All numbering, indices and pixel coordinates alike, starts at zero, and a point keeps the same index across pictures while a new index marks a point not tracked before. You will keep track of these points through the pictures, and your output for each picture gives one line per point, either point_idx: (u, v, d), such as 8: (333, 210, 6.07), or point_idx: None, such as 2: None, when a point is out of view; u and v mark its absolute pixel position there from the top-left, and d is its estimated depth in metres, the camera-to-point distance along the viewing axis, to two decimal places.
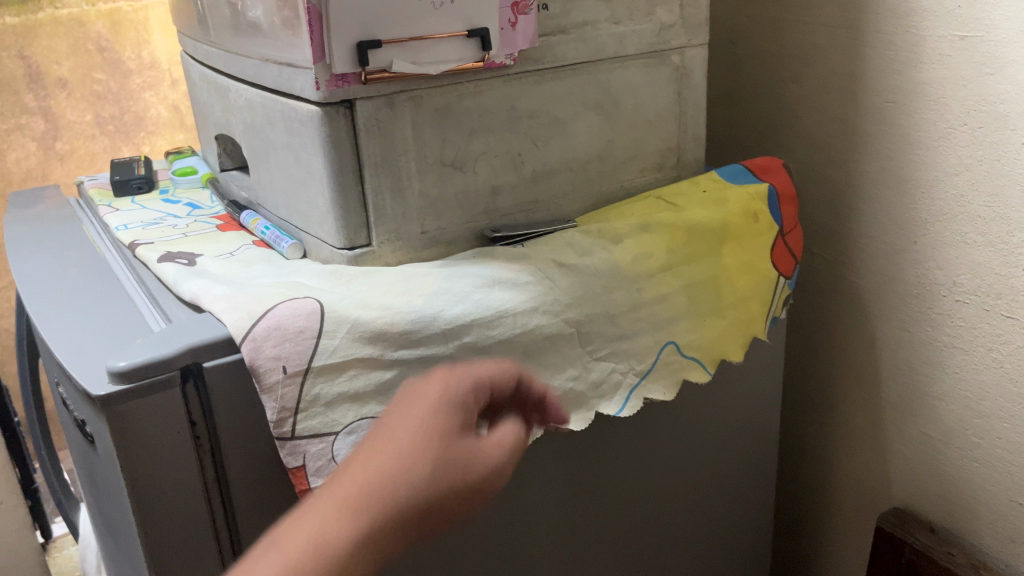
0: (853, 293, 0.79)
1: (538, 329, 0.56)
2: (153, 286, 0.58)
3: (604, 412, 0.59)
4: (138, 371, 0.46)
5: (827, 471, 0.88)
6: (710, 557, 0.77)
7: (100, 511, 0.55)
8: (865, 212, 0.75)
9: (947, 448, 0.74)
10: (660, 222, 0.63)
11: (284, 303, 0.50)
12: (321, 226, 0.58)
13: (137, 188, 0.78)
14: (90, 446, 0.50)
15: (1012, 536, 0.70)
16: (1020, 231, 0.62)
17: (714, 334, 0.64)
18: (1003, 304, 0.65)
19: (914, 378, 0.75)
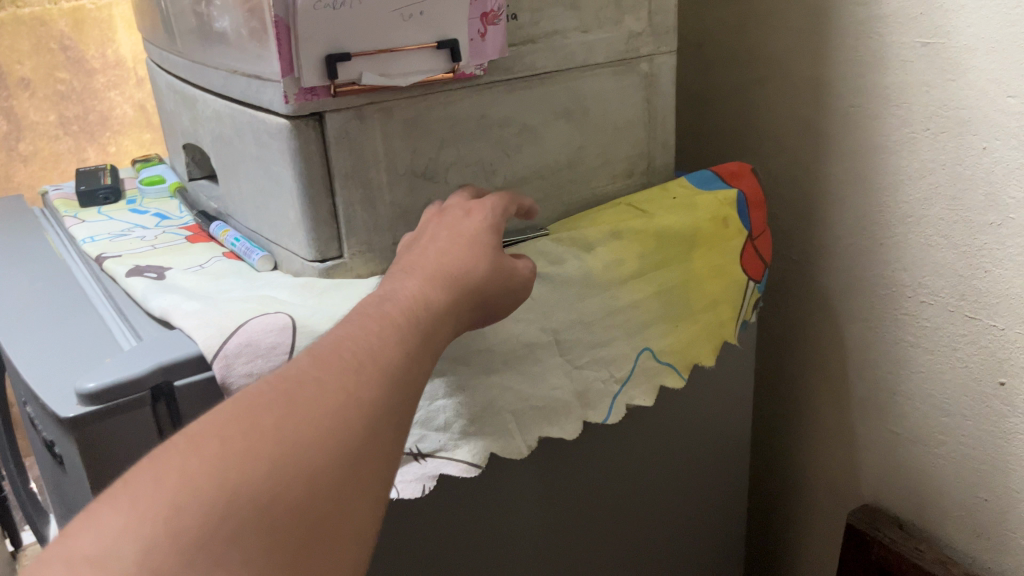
0: (822, 294, 0.80)
1: (514, 337, 0.56)
2: (121, 301, 0.58)
3: (592, 420, 0.60)
4: (107, 392, 0.45)
5: (798, 469, 0.89)
6: (685, 558, 0.78)
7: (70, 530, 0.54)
8: (832, 215, 0.76)
9: (914, 445, 0.75)
10: (633, 228, 0.63)
11: (256, 318, 0.50)
12: (292, 238, 0.58)
13: (103, 199, 0.77)
14: (60, 467, 0.49)
15: (977, 531, 0.72)
16: (982, 234, 0.64)
17: (685, 339, 0.66)
18: (967, 305, 0.67)
19: (881, 377, 0.76)
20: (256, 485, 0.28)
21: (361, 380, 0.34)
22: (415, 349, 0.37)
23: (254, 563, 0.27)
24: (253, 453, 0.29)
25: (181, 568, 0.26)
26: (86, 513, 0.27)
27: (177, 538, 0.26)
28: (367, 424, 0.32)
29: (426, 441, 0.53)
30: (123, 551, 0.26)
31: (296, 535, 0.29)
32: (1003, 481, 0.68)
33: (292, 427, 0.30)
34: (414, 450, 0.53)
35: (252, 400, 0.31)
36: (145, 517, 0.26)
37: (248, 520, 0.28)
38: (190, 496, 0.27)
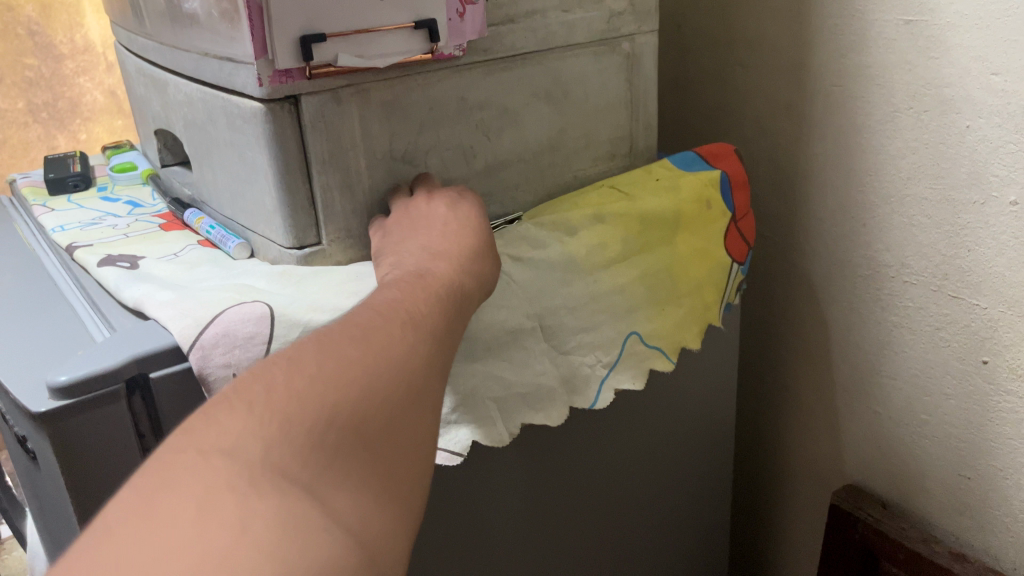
0: (804, 276, 0.80)
1: (496, 323, 0.56)
2: (93, 291, 0.56)
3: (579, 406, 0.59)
4: (79, 385, 0.44)
5: (781, 450, 0.90)
6: (671, 540, 0.78)
7: (45, 526, 0.53)
8: (814, 195, 0.76)
9: (897, 425, 0.75)
10: (614, 212, 0.62)
11: (233, 308, 0.49)
12: (268, 225, 0.56)
13: (73, 187, 0.75)
14: (32, 463, 0.48)
15: (960, 509, 0.72)
16: (966, 213, 0.63)
17: (672, 323, 0.65)
18: (950, 285, 0.67)
19: (864, 357, 0.76)
20: (352, 407, 0.32)
21: (418, 337, 0.38)
22: (452, 319, 0.43)
23: (351, 471, 0.31)
24: (344, 380, 0.33)
25: (300, 466, 0.29)
26: (205, 420, 0.30)
27: (293, 442, 0.30)
28: (425, 373, 0.37)
29: None
30: (248, 450, 0.29)
31: (380, 455, 0.33)
32: (986, 459, 0.68)
33: (372, 362, 0.35)
34: None
35: (331, 339, 0.35)
36: (266, 423, 0.30)
37: (347, 433, 0.32)
38: (300, 408, 0.31)
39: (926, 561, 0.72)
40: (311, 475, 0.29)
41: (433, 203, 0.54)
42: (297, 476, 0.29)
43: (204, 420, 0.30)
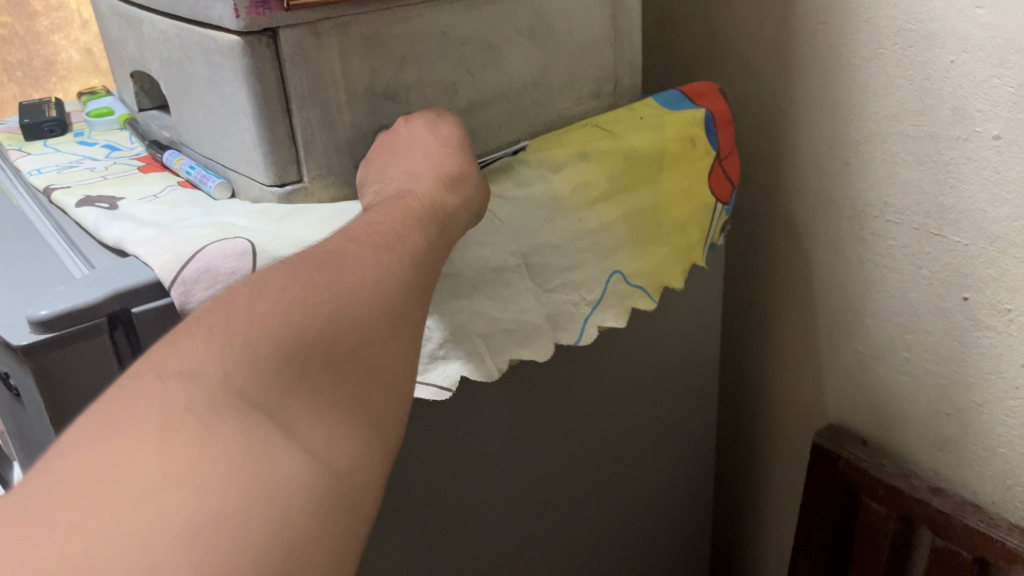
0: (788, 218, 0.80)
1: (480, 262, 0.55)
2: (72, 231, 0.55)
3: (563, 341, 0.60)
4: (60, 319, 0.43)
5: (765, 392, 0.91)
6: (655, 479, 0.79)
7: (32, 466, 0.53)
8: (799, 135, 0.76)
9: (879, 364, 0.76)
10: (599, 150, 0.62)
11: (215, 244, 0.48)
12: (249, 163, 0.56)
13: (49, 131, 0.74)
14: (16, 400, 0.48)
15: (940, 445, 0.73)
16: (949, 149, 0.63)
17: (655, 262, 0.65)
18: (933, 223, 0.67)
19: (847, 298, 0.77)
20: (318, 331, 0.33)
21: (393, 260, 0.39)
22: (434, 240, 0.43)
23: (318, 391, 0.32)
24: (312, 303, 0.34)
25: (263, 390, 0.30)
26: (172, 342, 0.31)
27: (255, 366, 0.30)
28: (401, 294, 0.38)
29: None
30: (209, 373, 0.29)
31: (350, 375, 0.33)
32: (965, 395, 0.69)
33: (343, 286, 0.35)
34: None
35: (301, 264, 0.36)
36: (230, 345, 0.30)
37: (315, 354, 0.32)
38: (265, 332, 0.31)
39: (906, 496, 0.73)
40: (272, 400, 0.30)
41: (414, 125, 0.54)
42: (259, 401, 0.30)
43: (172, 340, 0.31)
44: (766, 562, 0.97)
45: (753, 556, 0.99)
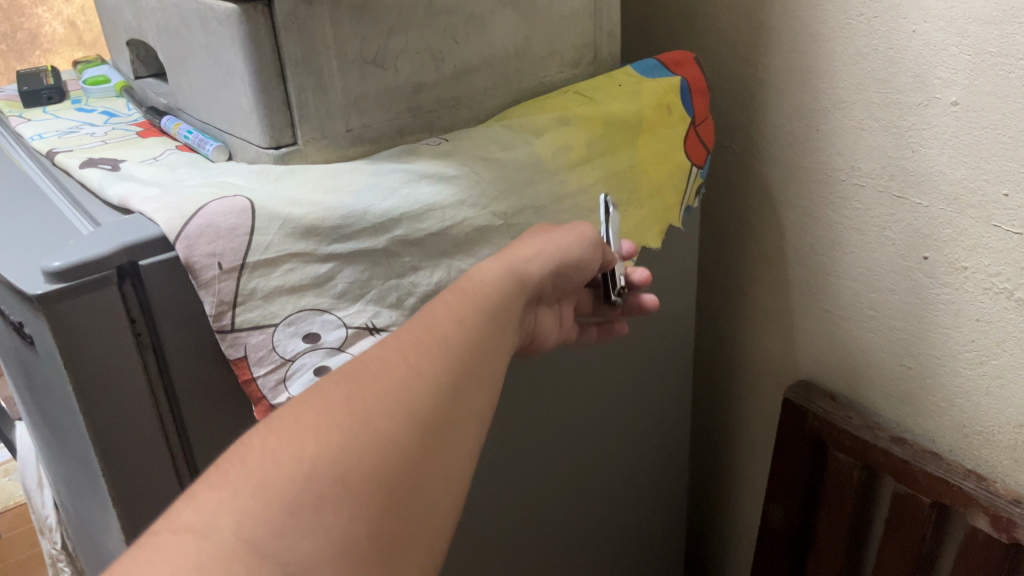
0: (762, 183, 0.84)
1: (465, 222, 0.59)
2: (75, 192, 0.58)
3: None
4: (73, 270, 0.46)
5: (740, 352, 0.95)
6: (626, 431, 0.85)
7: (44, 413, 0.56)
8: (772, 103, 0.79)
9: (846, 322, 0.80)
10: (578, 116, 0.66)
11: (216, 201, 0.51)
12: (245, 127, 0.58)
13: (48, 99, 0.76)
14: (30, 349, 0.51)
15: (903, 398, 0.77)
16: (911, 115, 0.67)
17: (632, 224, 0.68)
18: (896, 185, 0.70)
19: (817, 259, 0.81)
20: (333, 458, 0.33)
21: (423, 358, 0.39)
22: (479, 328, 0.43)
23: (338, 520, 0.32)
24: (334, 423, 0.34)
25: (270, 534, 0.30)
26: (202, 484, 0.32)
27: (264, 509, 0.31)
28: (431, 400, 0.37)
29: (381, 317, 0.55)
30: (219, 526, 0.30)
31: (382, 500, 0.33)
32: (927, 350, 0.73)
33: (362, 402, 0.36)
34: (369, 324, 0.54)
35: (327, 383, 0.37)
36: (240, 492, 0.32)
37: (330, 483, 0.32)
38: (278, 470, 0.32)
39: (869, 445, 0.77)
40: (281, 542, 0.30)
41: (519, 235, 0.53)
42: (268, 545, 0.30)
43: (201, 483, 0.33)
44: (740, 513, 1.02)
45: (727, 508, 1.04)
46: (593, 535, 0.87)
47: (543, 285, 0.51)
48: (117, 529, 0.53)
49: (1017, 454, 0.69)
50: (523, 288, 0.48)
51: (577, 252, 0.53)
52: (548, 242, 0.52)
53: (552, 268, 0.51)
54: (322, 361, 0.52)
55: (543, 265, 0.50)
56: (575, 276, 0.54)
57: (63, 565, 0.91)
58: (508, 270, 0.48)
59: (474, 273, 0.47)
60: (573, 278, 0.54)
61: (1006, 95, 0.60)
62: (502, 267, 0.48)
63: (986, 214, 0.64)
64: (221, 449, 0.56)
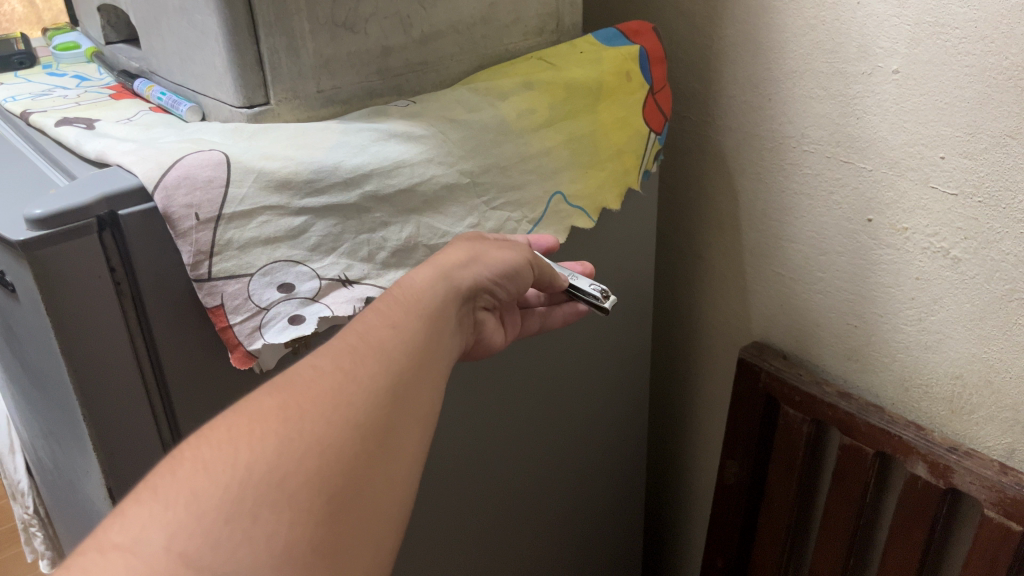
0: (717, 151, 0.88)
1: (433, 180, 0.61)
2: (52, 148, 0.60)
3: None
4: (54, 218, 0.47)
5: (697, 316, 0.99)
6: (586, 391, 0.89)
7: (26, 363, 0.58)
8: (727, 74, 0.83)
9: (795, 283, 0.84)
10: (541, 80, 0.69)
11: (192, 155, 0.53)
12: (218, 87, 0.60)
13: (19, 64, 0.79)
14: (13, 297, 0.53)
15: (849, 354, 0.81)
16: (856, 83, 0.70)
17: (594, 185, 0.72)
18: (842, 151, 0.74)
19: (768, 224, 0.85)
20: (268, 466, 0.35)
21: (358, 361, 0.41)
22: (421, 329, 0.45)
23: (277, 528, 0.33)
24: (261, 436, 0.36)
25: (205, 548, 0.32)
26: (132, 499, 0.34)
27: (197, 520, 0.33)
28: (369, 401, 0.39)
29: (353, 270, 0.58)
30: (151, 539, 0.32)
31: (324, 507, 0.35)
32: (871, 309, 0.77)
33: (296, 407, 0.38)
34: (342, 277, 0.57)
35: (261, 392, 0.39)
36: (172, 506, 0.33)
37: (264, 492, 0.34)
38: (209, 483, 0.34)
39: (817, 400, 0.81)
40: (216, 554, 0.32)
41: (456, 246, 0.54)
42: (202, 557, 0.32)
43: (133, 498, 0.34)
44: (700, 471, 1.06)
45: (688, 467, 1.08)
46: (554, 489, 0.91)
47: (477, 292, 0.52)
48: (96, 474, 0.55)
49: (954, 405, 0.73)
50: (459, 296, 0.50)
51: (505, 264, 0.54)
52: (477, 252, 0.53)
53: (484, 276, 0.52)
54: (297, 311, 0.55)
55: (475, 273, 0.52)
56: (510, 285, 0.55)
57: (35, 530, 0.92)
58: (439, 276, 0.49)
59: (409, 277, 0.49)
60: (511, 285, 0.55)
61: (942, 63, 0.63)
62: (435, 273, 0.49)
63: (924, 176, 0.68)
64: (198, 396, 0.58)
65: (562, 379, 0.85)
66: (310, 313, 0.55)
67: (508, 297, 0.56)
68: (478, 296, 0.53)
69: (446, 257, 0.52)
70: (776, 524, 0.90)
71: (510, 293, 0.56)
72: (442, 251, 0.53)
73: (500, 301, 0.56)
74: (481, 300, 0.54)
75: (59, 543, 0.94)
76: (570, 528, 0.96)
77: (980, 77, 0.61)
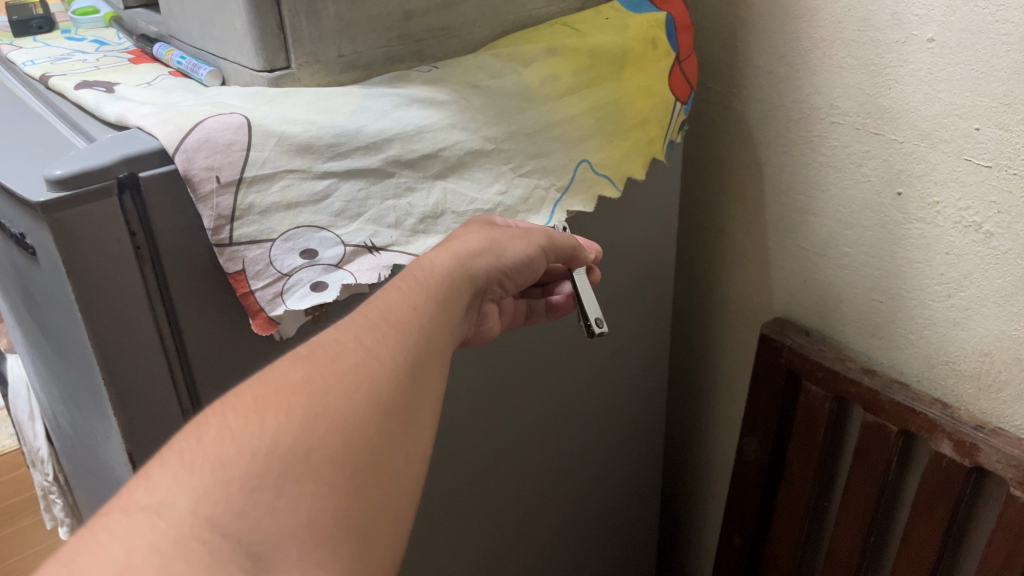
0: (742, 122, 0.86)
1: (457, 146, 0.61)
2: (71, 112, 0.59)
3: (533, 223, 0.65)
4: (73, 180, 0.47)
5: (717, 292, 0.99)
6: (605, 365, 0.88)
7: (45, 327, 0.58)
8: (753, 44, 0.81)
9: (819, 259, 0.83)
10: (566, 47, 0.67)
11: (212, 118, 0.52)
12: (239, 51, 0.59)
13: (37, 28, 0.79)
14: (34, 260, 0.53)
15: (873, 331, 0.80)
16: (889, 52, 0.69)
17: (619, 154, 0.71)
18: (872, 122, 0.72)
19: (793, 198, 0.83)
20: (291, 439, 0.34)
21: (383, 341, 0.40)
22: (438, 314, 0.44)
23: (301, 501, 0.33)
24: (287, 408, 0.35)
25: (231, 513, 0.32)
26: (157, 463, 0.33)
27: (223, 487, 0.32)
28: (392, 380, 0.39)
29: (380, 236, 0.57)
30: (177, 503, 0.32)
31: (349, 482, 0.35)
32: (898, 285, 0.76)
33: (322, 381, 0.37)
34: (368, 243, 0.56)
35: (285, 362, 0.38)
36: (197, 471, 0.33)
37: (291, 464, 0.33)
38: (236, 452, 0.33)
39: (839, 377, 0.80)
40: (241, 522, 0.32)
41: (467, 229, 0.53)
42: (229, 524, 0.32)
43: (168, 455, 0.34)
44: (717, 448, 1.06)
45: (706, 444, 1.08)
46: (570, 465, 0.91)
47: (487, 284, 0.51)
48: (117, 439, 0.55)
49: (981, 382, 0.72)
50: (471, 284, 0.49)
51: (519, 255, 0.53)
52: (492, 241, 0.52)
53: (496, 268, 0.51)
54: (320, 277, 0.54)
55: (487, 263, 0.50)
56: (518, 276, 0.54)
57: (55, 497, 0.93)
58: (456, 264, 0.48)
59: (424, 261, 0.48)
60: (519, 276, 0.54)
61: (979, 30, 0.62)
62: (452, 259, 0.48)
63: (958, 148, 0.66)
64: (217, 364, 0.57)
65: (581, 354, 0.84)
66: (333, 281, 0.55)
67: (512, 289, 0.55)
68: (487, 288, 0.52)
69: (459, 242, 0.51)
70: (795, 502, 0.89)
71: (515, 284, 0.55)
72: (457, 236, 0.52)
73: (505, 292, 0.55)
74: (490, 291, 0.53)
75: (77, 510, 0.95)
76: (587, 501, 0.96)
77: (1017, 46, 0.59)
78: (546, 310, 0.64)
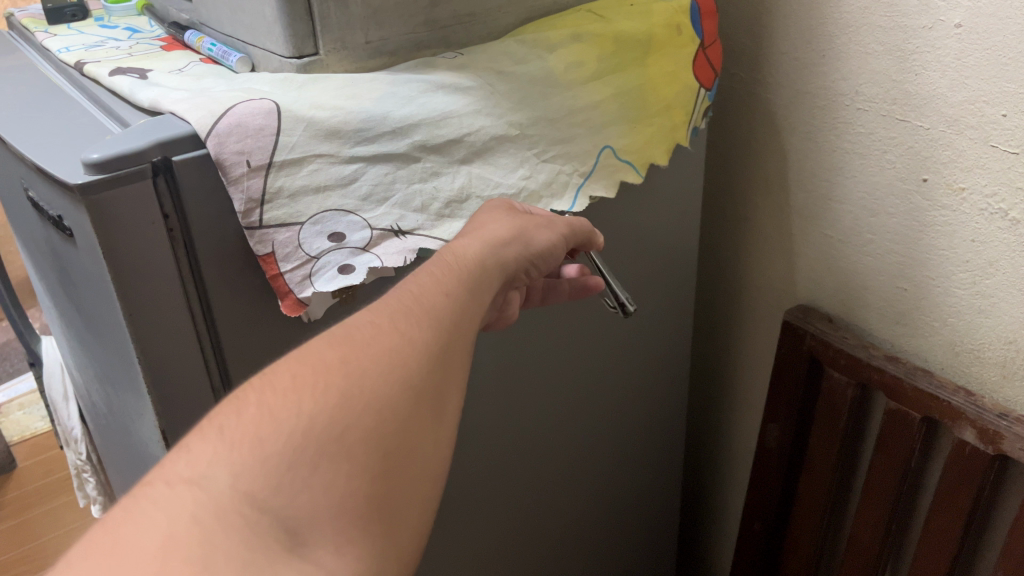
0: (767, 109, 0.86)
1: (481, 131, 0.61)
2: (105, 98, 0.60)
3: (558, 207, 0.65)
4: (109, 163, 0.48)
5: (741, 281, 0.99)
6: (627, 352, 0.88)
7: (81, 307, 0.60)
8: (779, 29, 0.81)
9: (843, 246, 0.83)
10: (590, 32, 0.68)
11: (243, 103, 0.53)
12: (268, 38, 0.60)
13: (70, 16, 0.81)
14: (71, 242, 0.54)
15: (897, 318, 0.80)
16: (915, 38, 0.68)
17: (642, 140, 0.72)
18: (898, 108, 0.72)
19: (818, 185, 0.83)
20: (330, 416, 0.35)
21: (414, 324, 0.41)
22: (468, 296, 0.45)
23: (336, 478, 0.34)
24: (325, 384, 0.36)
25: (267, 488, 0.33)
26: (198, 437, 0.35)
27: (261, 463, 0.33)
28: (422, 360, 0.40)
29: (406, 220, 0.58)
30: (216, 477, 0.33)
31: (381, 460, 0.36)
32: (922, 272, 0.76)
33: (357, 362, 0.38)
34: (393, 227, 0.57)
35: (320, 342, 0.39)
36: (236, 447, 0.34)
37: (323, 438, 0.34)
38: (273, 430, 0.34)
39: (863, 364, 0.80)
40: (279, 496, 0.33)
41: (496, 218, 0.53)
42: (267, 499, 0.33)
43: (206, 431, 0.35)
44: (739, 435, 1.06)
45: (728, 431, 1.08)
46: (592, 450, 0.91)
47: (517, 272, 0.51)
48: (151, 416, 0.57)
49: (1005, 370, 0.72)
50: (501, 272, 0.49)
51: (545, 244, 0.54)
52: (521, 231, 0.52)
53: (524, 257, 0.52)
54: (347, 260, 0.56)
55: (517, 252, 0.51)
56: (545, 264, 0.55)
57: (88, 476, 0.96)
58: (487, 252, 0.49)
59: (456, 248, 0.48)
60: (545, 265, 0.55)
61: (1007, 16, 0.61)
62: (482, 248, 0.49)
63: (984, 135, 0.66)
64: (248, 345, 0.59)
65: (604, 340, 0.85)
66: (360, 263, 0.56)
67: (538, 277, 0.56)
68: (516, 278, 0.52)
69: (489, 231, 0.51)
70: (816, 488, 0.90)
71: (541, 273, 0.55)
72: (486, 224, 0.52)
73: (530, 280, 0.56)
74: (519, 280, 0.53)
75: (109, 489, 0.97)
76: (609, 487, 0.97)
77: None
78: (568, 288, 0.64)
